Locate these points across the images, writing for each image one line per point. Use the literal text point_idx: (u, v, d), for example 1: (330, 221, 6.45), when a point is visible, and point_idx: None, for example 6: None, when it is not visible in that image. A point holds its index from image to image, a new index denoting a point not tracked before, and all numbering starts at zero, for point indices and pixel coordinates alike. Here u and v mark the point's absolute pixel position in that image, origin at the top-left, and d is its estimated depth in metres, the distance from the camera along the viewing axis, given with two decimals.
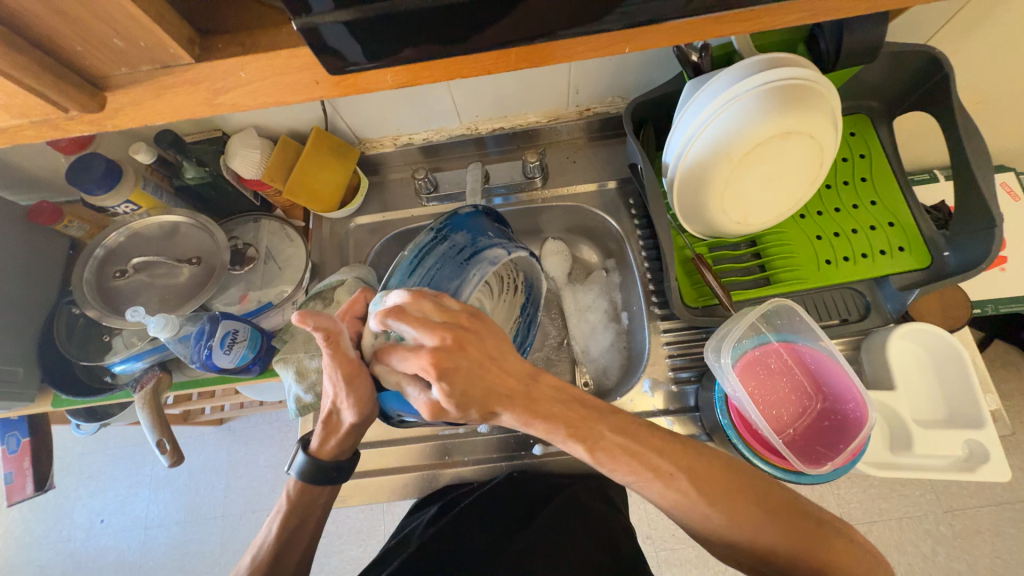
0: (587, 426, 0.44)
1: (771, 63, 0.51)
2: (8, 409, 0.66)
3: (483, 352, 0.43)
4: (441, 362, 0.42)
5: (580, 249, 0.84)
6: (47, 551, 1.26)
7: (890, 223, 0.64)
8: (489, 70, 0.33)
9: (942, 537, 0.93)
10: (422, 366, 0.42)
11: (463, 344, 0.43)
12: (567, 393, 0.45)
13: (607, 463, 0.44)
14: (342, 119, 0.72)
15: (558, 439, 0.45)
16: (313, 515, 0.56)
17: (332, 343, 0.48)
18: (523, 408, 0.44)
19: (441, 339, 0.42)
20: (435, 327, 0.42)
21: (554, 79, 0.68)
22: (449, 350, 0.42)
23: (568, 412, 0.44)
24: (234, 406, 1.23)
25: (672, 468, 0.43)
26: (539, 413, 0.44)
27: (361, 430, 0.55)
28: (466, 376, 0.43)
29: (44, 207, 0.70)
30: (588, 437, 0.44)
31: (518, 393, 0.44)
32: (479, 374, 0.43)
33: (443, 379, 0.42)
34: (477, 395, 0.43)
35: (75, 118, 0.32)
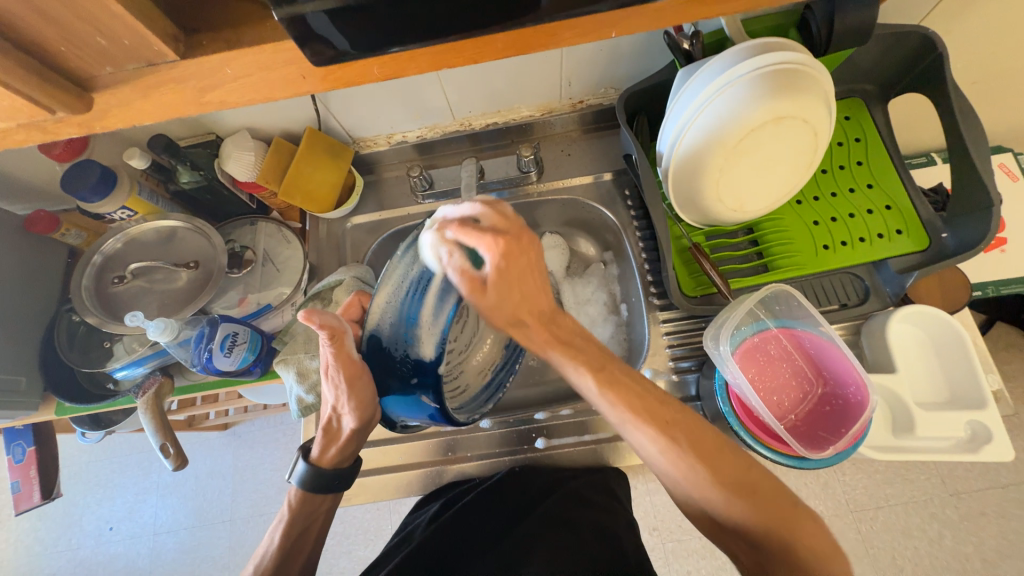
0: (598, 358, 0.47)
1: (762, 48, 0.51)
2: (12, 418, 0.66)
3: (536, 261, 0.44)
4: (506, 251, 0.41)
5: (577, 243, 0.84)
6: (57, 559, 1.27)
7: (887, 206, 0.63)
8: (475, 59, 0.33)
9: (947, 520, 0.93)
10: (483, 247, 0.40)
11: (525, 247, 0.43)
12: (582, 333, 0.49)
13: (612, 394, 0.45)
14: (334, 118, 0.72)
15: (572, 369, 0.46)
16: (318, 521, 0.57)
17: (336, 341, 0.48)
18: (546, 328, 0.47)
19: (506, 239, 0.41)
20: (501, 225, 0.42)
21: (546, 71, 0.68)
22: (510, 249, 0.41)
23: (581, 344, 0.47)
24: (239, 409, 1.23)
25: (670, 417, 0.44)
26: (557, 339, 0.47)
27: (362, 436, 0.56)
28: (516, 274, 0.42)
29: (41, 216, 0.70)
30: (599, 364, 0.46)
31: (543, 311, 0.46)
32: (525, 277, 0.44)
33: (504, 260, 0.41)
34: (513, 300, 0.44)
35: (63, 120, 0.32)
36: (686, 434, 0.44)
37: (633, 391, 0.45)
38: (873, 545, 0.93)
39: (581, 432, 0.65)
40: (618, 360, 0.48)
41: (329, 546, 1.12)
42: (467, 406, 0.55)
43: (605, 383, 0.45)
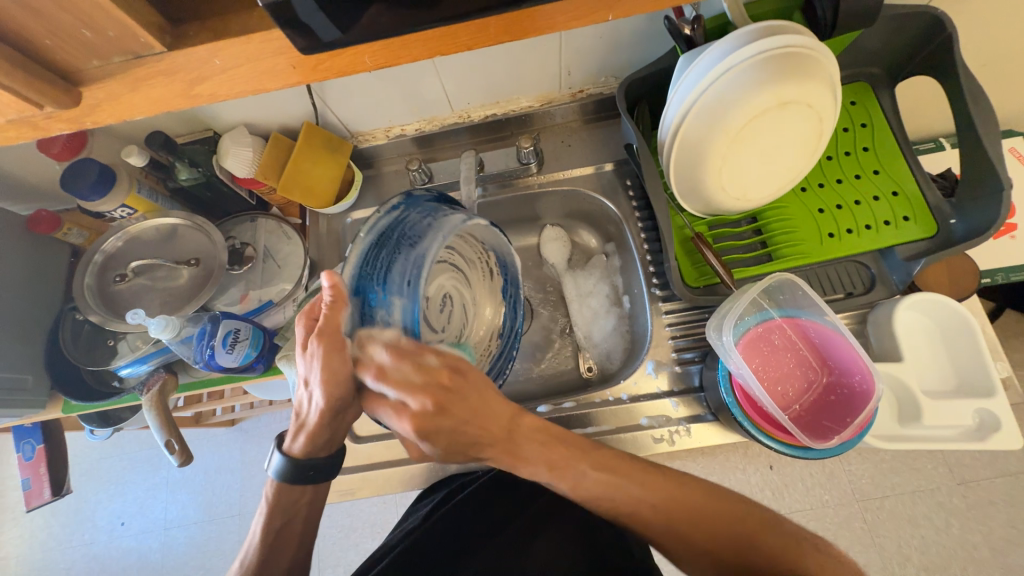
0: (565, 460, 0.47)
1: (765, 32, 0.50)
2: (20, 416, 0.67)
3: (466, 407, 0.43)
4: (423, 424, 0.42)
5: (579, 234, 0.83)
6: (71, 553, 1.29)
7: (894, 192, 0.62)
8: (470, 45, 0.32)
9: (955, 509, 0.92)
10: (404, 430, 0.43)
11: (446, 403, 0.42)
12: (548, 429, 0.47)
13: (583, 493, 0.47)
14: (332, 113, 0.71)
15: (541, 474, 0.47)
16: (300, 513, 0.56)
17: (336, 304, 0.42)
18: (503, 449, 0.46)
19: (421, 404, 0.41)
20: (415, 393, 0.41)
21: (544, 61, 0.67)
22: (430, 421, 0.42)
23: (549, 452, 0.46)
24: (245, 406, 1.24)
25: (654, 500, 0.45)
26: (518, 452, 0.46)
27: (331, 425, 0.51)
28: (447, 432, 0.43)
29: (43, 216, 0.71)
30: (567, 467, 0.47)
31: (501, 438, 0.45)
32: (461, 418, 0.43)
33: (425, 433, 0.42)
34: (458, 441, 0.44)
35: (53, 115, 0.31)
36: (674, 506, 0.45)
37: (610, 481, 0.46)
38: (879, 534, 0.93)
39: (587, 425, 0.64)
40: (600, 453, 0.48)
41: (337, 539, 1.13)
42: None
43: (576, 484, 0.46)
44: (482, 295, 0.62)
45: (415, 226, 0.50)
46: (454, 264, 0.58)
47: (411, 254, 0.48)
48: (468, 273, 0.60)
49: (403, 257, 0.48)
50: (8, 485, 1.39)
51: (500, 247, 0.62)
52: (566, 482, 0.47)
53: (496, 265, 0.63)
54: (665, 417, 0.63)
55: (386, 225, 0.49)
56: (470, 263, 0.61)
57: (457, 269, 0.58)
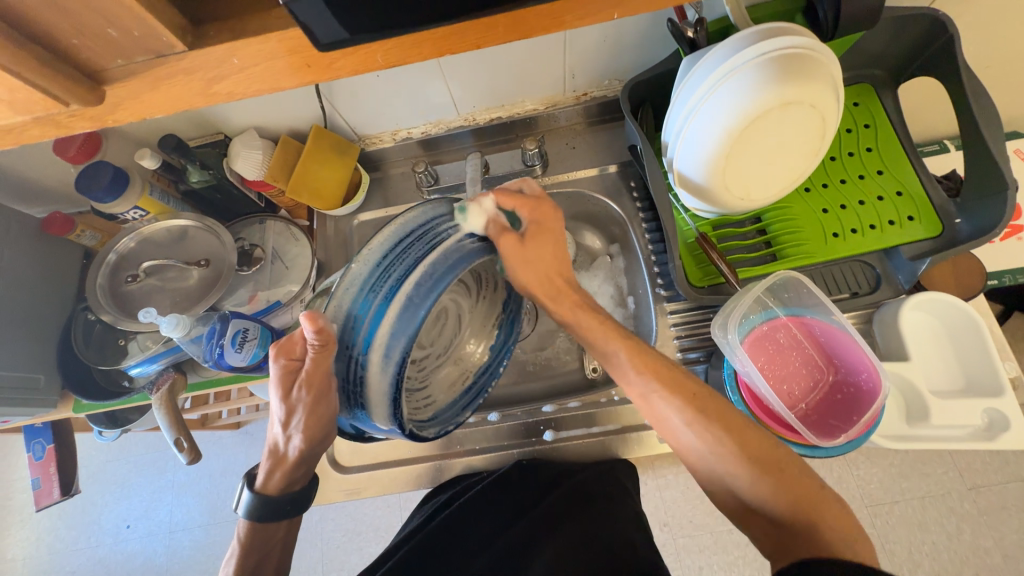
0: (617, 332, 0.52)
1: (768, 33, 0.51)
2: (32, 415, 0.68)
3: (558, 233, 0.54)
4: (534, 218, 0.53)
5: (582, 236, 0.80)
6: (77, 556, 1.29)
7: (898, 192, 0.62)
8: (478, 44, 0.33)
9: (967, 514, 0.91)
10: (520, 211, 0.52)
11: (552, 217, 0.54)
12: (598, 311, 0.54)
13: (637, 361, 0.49)
14: (340, 116, 0.72)
15: (582, 326, 0.53)
16: (276, 548, 0.56)
17: (323, 351, 0.43)
18: (562, 291, 0.54)
19: (541, 204, 0.54)
20: (539, 196, 0.54)
21: (549, 64, 0.68)
22: (538, 220, 0.53)
23: (596, 321, 0.52)
24: (251, 409, 1.25)
25: (697, 391, 0.47)
26: (573, 304, 0.53)
27: (310, 460, 0.55)
28: (543, 240, 0.53)
29: (57, 218, 0.72)
30: (625, 336, 0.51)
31: (567, 277, 0.55)
32: (551, 244, 0.53)
33: (534, 225, 0.53)
34: (540, 262, 0.53)
35: (77, 113, 0.32)
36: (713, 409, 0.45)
37: (663, 375, 0.48)
38: (889, 540, 0.92)
39: (589, 424, 0.66)
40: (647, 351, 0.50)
41: (341, 542, 1.13)
42: (444, 415, 0.53)
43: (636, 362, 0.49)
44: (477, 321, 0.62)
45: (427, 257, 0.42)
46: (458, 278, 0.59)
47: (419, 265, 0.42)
48: (470, 287, 0.60)
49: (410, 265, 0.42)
50: (16, 486, 1.39)
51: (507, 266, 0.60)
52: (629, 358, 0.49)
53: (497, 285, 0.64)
54: None
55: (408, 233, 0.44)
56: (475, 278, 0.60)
57: (462, 283, 0.59)
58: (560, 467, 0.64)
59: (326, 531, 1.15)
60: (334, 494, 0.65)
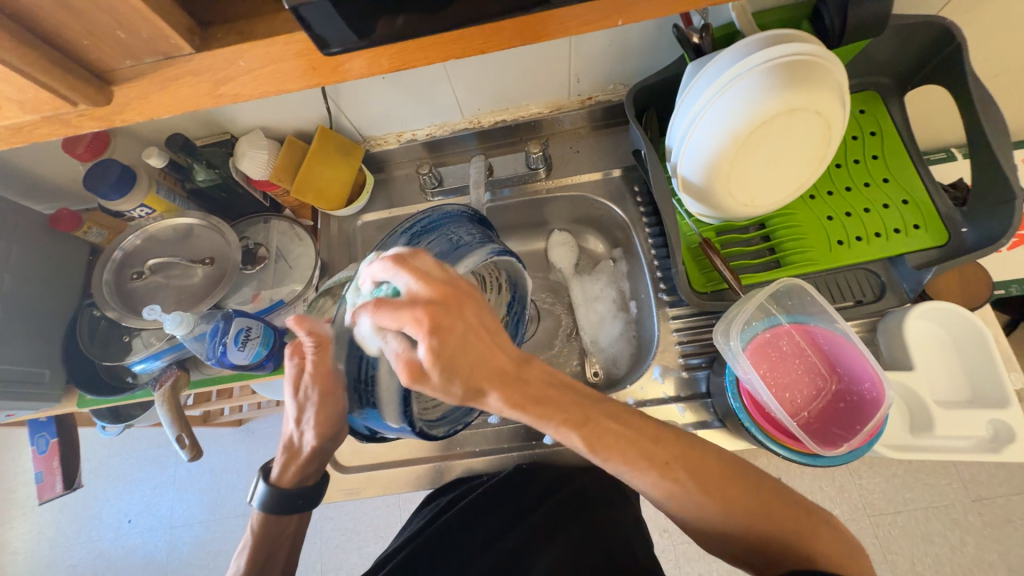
0: (581, 412, 0.42)
1: (773, 40, 0.51)
2: (36, 410, 0.68)
3: (475, 322, 0.38)
4: (434, 322, 0.36)
5: (586, 240, 0.83)
6: (78, 550, 1.30)
7: (904, 200, 0.62)
8: (483, 48, 0.33)
9: (970, 526, 0.90)
10: (409, 322, 0.36)
11: (458, 306, 0.38)
12: (558, 378, 0.43)
13: (603, 451, 0.41)
14: (345, 117, 0.72)
15: (551, 427, 0.41)
16: (286, 543, 0.57)
17: (320, 352, 0.48)
18: (516, 391, 0.39)
19: (433, 295, 0.38)
20: (429, 286, 0.38)
21: (554, 68, 0.68)
22: (442, 324, 0.37)
23: (559, 398, 0.41)
24: (253, 406, 1.25)
25: (669, 459, 0.42)
26: (526, 400, 0.39)
27: (322, 456, 0.56)
28: (455, 346, 0.37)
29: (65, 215, 0.73)
30: (584, 419, 0.41)
31: (505, 371, 0.39)
32: (473, 351, 0.38)
33: (434, 332, 0.36)
34: (464, 374, 0.38)
35: (84, 113, 0.33)
36: (688, 469, 0.42)
37: (632, 438, 0.42)
38: (891, 550, 0.91)
39: None
40: (603, 404, 0.43)
41: (340, 542, 1.13)
42: (452, 418, 0.53)
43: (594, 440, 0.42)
44: None
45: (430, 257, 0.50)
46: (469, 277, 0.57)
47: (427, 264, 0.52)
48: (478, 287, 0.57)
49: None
50: (19, 479, 1.41)
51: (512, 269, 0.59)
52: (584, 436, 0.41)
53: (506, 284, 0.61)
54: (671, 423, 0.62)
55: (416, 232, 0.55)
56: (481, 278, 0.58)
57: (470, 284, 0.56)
58: (560, 471, 0.64)
59: (325, 530, 1.15)
60: (334, 493, 0.65)
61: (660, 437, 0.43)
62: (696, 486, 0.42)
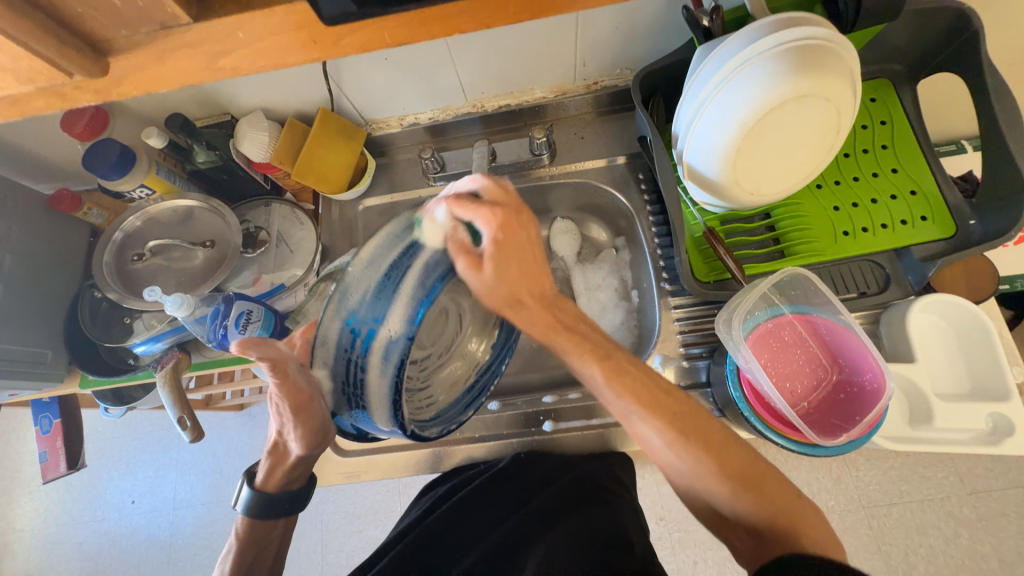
0: (602, 347, 0.49)
1: (784, 24, 0.50)
2: (39, 389, 0.69)
3: (527, 239, 0.49)
4: (497, 227, 0.46)
5: (589, 228, 0.83)
6: (84, 529, 1.33)
7: (912, 192, 0.61)
8: (488, 24, 0.32)
9: (965, 519, 0.91)
10: (481, 220, 0.45)
11: (518, 224, 0.48)
12: (575, 321, 0.51)
13: (616, 385, 0.46)
14: (347, 99, 0.71)
15: (576, 359, 0.49)
16: (273, 544, 0.57)
17: (278, 371, 0.47)
18: (546, 305, 0.50)
19: (501, 214, 0.47)
20: (497, 201, 0.47)
21: (559, 50, 0.67)
22: (501, 233, 0.46)
23: (576, 325, 0.50)
24: (255, 391, 1.26)
25: (676, 411, 0.45)
26: (561, 319, 0.50)
27: (310, 461, 0.56)
28: (511, 250, 0.47)
29: (64, 195, 0.72)
30: (605, 353, 0.48)
31: (544, 294, 0.51)
32: (519, 254, 0.48)
33: (498, 234, 0.46)
34: (511, 277, 0.48)
35: (81, 86, 0.32)
36: (695, 433, 0.44)
37: (643, 383, 0.46)
38: (885, 541, 0.92)
39: (589, 416, 0.66)
40: (622, 354, 0.49)
41: (341, 525, 1.15)
42: (447, 414, 0.53)
43: (612, 377, 0.47)
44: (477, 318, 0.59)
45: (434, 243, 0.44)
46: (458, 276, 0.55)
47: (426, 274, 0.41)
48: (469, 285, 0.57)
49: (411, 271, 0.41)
50: (25, 459, 1.43)
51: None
52: (603, 373, 0.47)
53: None
54: None
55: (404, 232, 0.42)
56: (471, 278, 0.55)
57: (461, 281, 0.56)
58: (557, 461, 0.64)
59: (326, 513, 1.16)
60: (335, 476, 0.66)
61: (670, 391, 0.46)
62: (700, 447, 0.43)
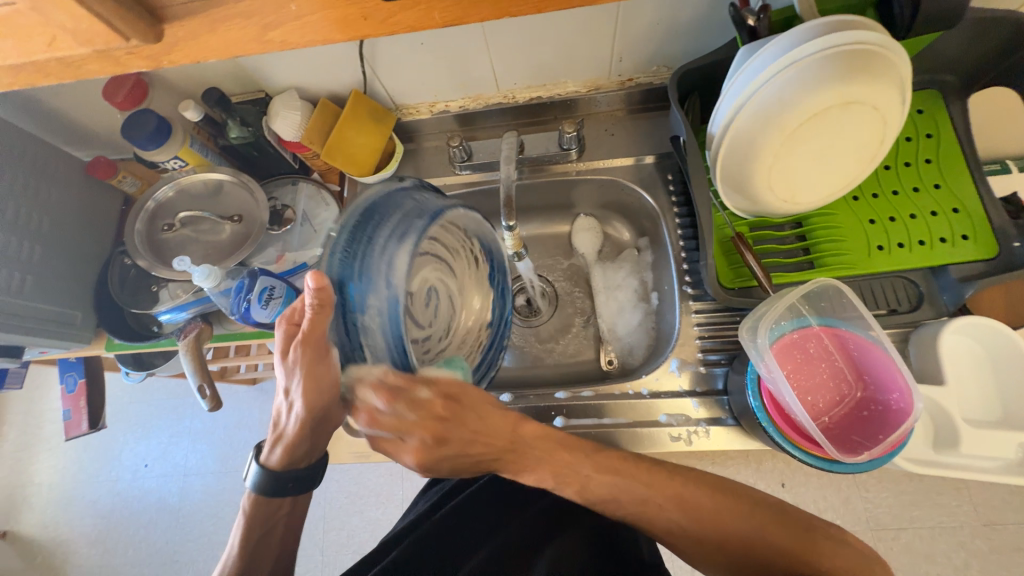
0: (573, 471, 0.47)
1: (835, 25, 0.48)
2: (68, 349, 0.71)
3: (467, 431, 0.45)
4: (421, 454, 0.44)
5: (612, 226, 0.82)
6: (98, 487, 1.37)
7: (955, 209, 0.58)
8: (539, 9, 0.32)
9: (977, 550, 0.88)
10: (409, 453, 0.44)
11: (447, 428, 0.44)
12: (552, 437, 0.48)
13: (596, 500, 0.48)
14: (380, 82, 0.72)
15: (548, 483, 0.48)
16: (278, 524, 0.57)
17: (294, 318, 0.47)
18: (512, 462, 0.48)
19: (425, 433, 0.43)
20: (415, 424, 0.42)
21: (596, 44, 0.66)
22: (432, 450, 0.44)
23: (556, 457, 0.47)
24: (269, 367, 1.28)
25: (660, 500, 0.46)
26: (527, 466, 0.48)
27: (310, 437, 0.54)
28: (452, 453, 0.45)
29: (101, 161, 0.74)
30: (576, 478, 0.47)
31: (504, 445, 0.47)
32: (463, 446, 0.45)
33: (430, 457, 0.45)
34: (464, 460, 0.46)
35: (134, 51, 0.33)
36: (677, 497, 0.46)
37: (621, 486, 0.47)
38: (891, 565, 0.90)
39: (600, 415, 0.64)
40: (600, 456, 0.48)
41: (343, 504, 1.17)
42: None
43: (583, 489, 0.47)
44: (468, 285, 0.57)
45: (396, 213, 0.47)
46: (437, 255, 0.52)
47: (391, 246, 0.44)
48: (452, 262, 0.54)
49: (378, 249, 0.44)
50: (48, 415, 1.48)
51: (485, 234, 0.59)
52: (572, 486, 0.48)
53: (480, 250, 0.59)
54: (684, 416, 0.62)
55: (357, 221, 0.44)
56: (454, 250, 0.55)
57: (441, 258, 0.52)
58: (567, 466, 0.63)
59: (330, 492, 1.18)
60: (346, 455, 0.67)
61: (653, 479, 0.47)
62: (684, 516, 0.46)
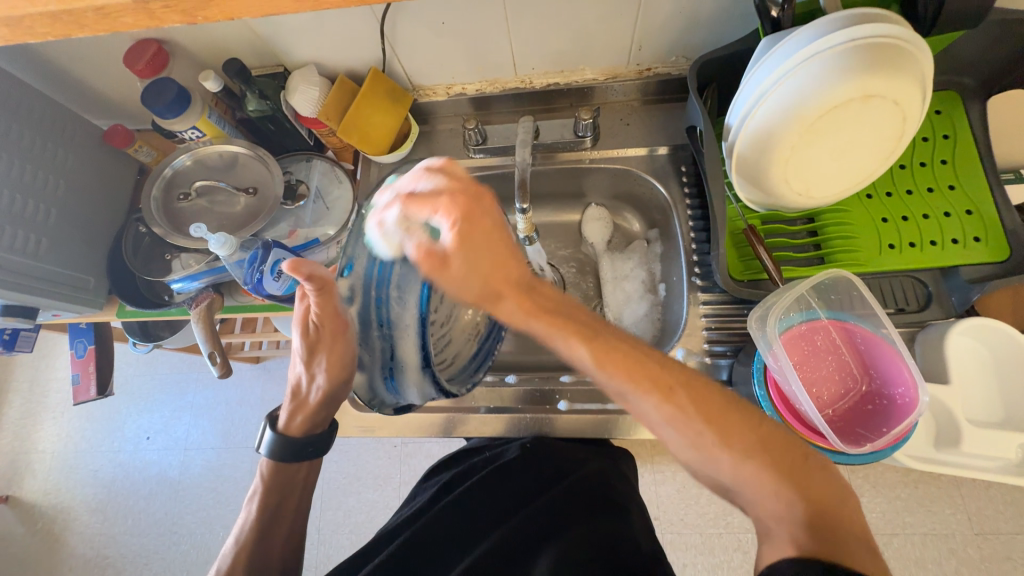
0: (590, 331, 0.42)
1: (857, 18, 0.48)
2: (79, 314, 0.72)
3: (497, 225, 0.44)
4: (461, 211, 0.42)
5: (623, 217, 0.83)
6: (101, 457, 1.39)
7: (968, 211, 0.58)
8: None
9: (967, 558, 0.89)
10: (439, 214, 0.42)
11: (484, 205, 0.43)
12: (561, 302, 0.45)
13: (606, 364, 0.41)
14: (399, 62, 0.72)
15: (557, 337, 0.42)
16: (296, 489, 0.59)
17: (323, 293, 0.49)
18: (523, 295, 0.44)
19: (467, 195, 0.43)
20: (460, 183, 0.43)
21: (618, 30, 0.65)
22: (466, 211, 0.42)
23: (567, 312, 0.43)
24: (272, 346, 1.29)
25: (673, 382, 0.40)
26: (534, 308, 0.43)
27: (329, 405, 0.57)
28: (477, 240, 0.43)
29: (118, 129, 0.73)
30: (592, 335, 0.42)
31: (520, 280, 0.45)
32: (488, 243, 0.43)
33: (458, 223, 0.42)
34: (482, 272, 0.43)
35: (168, 6, 0.32)
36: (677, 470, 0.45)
37: (629, 353, 0.41)
38: None
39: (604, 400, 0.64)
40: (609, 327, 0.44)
41: (341, 484, 1.18)
42: (457, 372, 0.57)
43: (597, 350, 0.41)
44: None
45: None
46: None
47: None
48: None
49: None
50: (55, 383, 1.50)
51: None
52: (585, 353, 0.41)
53: None
54: None
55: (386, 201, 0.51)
56: None
57: None
58: (565, 457, 0.64)
59: (328, 473, 1.20)
60: (351, 429, 0.68)
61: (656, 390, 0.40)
62: (700, 416, 0.39)
